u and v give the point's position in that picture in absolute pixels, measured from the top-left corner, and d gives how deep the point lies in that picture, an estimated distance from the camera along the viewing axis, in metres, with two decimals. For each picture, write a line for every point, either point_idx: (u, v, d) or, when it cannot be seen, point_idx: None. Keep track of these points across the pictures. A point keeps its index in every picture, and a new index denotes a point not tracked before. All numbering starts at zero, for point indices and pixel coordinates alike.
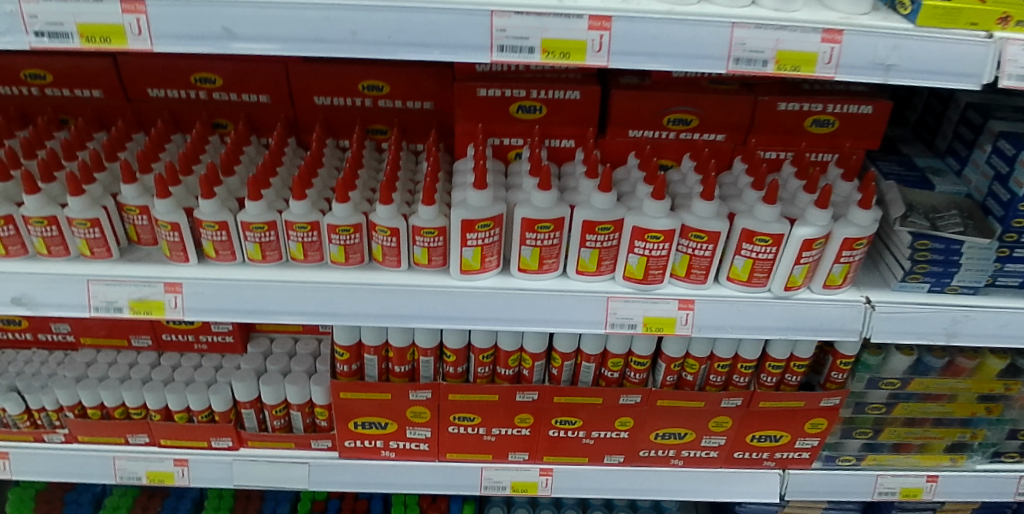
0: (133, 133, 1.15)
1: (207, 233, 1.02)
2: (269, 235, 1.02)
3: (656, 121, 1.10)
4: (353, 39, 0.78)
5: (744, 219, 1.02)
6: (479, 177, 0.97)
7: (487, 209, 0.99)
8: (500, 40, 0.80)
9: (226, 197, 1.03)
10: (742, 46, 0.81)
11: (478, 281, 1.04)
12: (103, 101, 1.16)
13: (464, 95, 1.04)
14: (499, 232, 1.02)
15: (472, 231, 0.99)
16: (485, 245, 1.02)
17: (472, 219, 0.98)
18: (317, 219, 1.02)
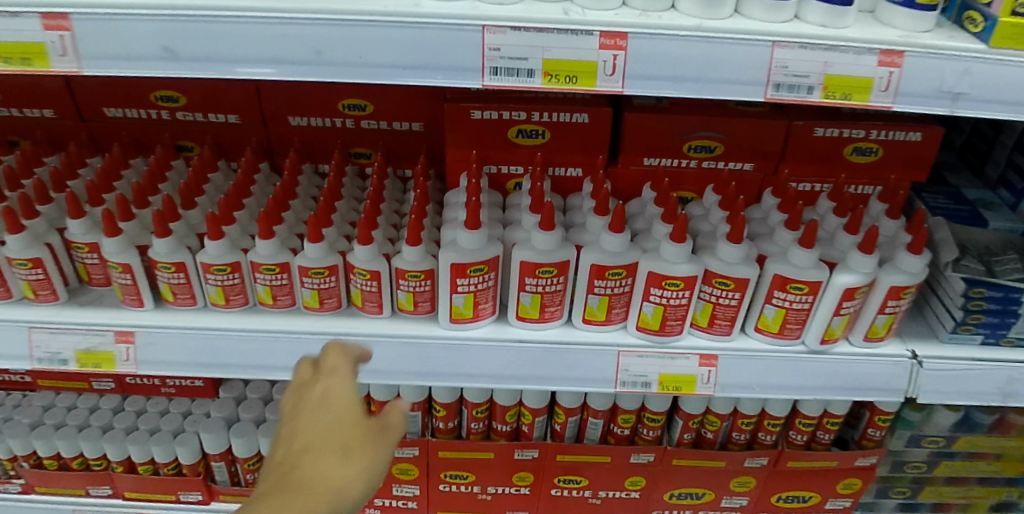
0: (88, 157, 1.03)
1: (163, 274, 0.90)
2: (233, 278, 0.90)
3: (675, 148, 0.96)
4: (317, 60, 0.66)
5: (775, 263, 0.89)
6: (472, 215, 0.84)
7: (480, 251, 0.86)
8: (493, 61, 0.67)
9: (185, 234, 0.90)
10: (784, 69, 0.68)
11: (471, 330, 0.92)
12: (55, 121, 1.04)
13: (456, 117, 0.90)
14: (495, 276, 0.89)
15: (464, 276, 0.86)
16: (478, 292, 0.89)
17: (463, 262, 0.85)
18: (287, 260, 0.89)
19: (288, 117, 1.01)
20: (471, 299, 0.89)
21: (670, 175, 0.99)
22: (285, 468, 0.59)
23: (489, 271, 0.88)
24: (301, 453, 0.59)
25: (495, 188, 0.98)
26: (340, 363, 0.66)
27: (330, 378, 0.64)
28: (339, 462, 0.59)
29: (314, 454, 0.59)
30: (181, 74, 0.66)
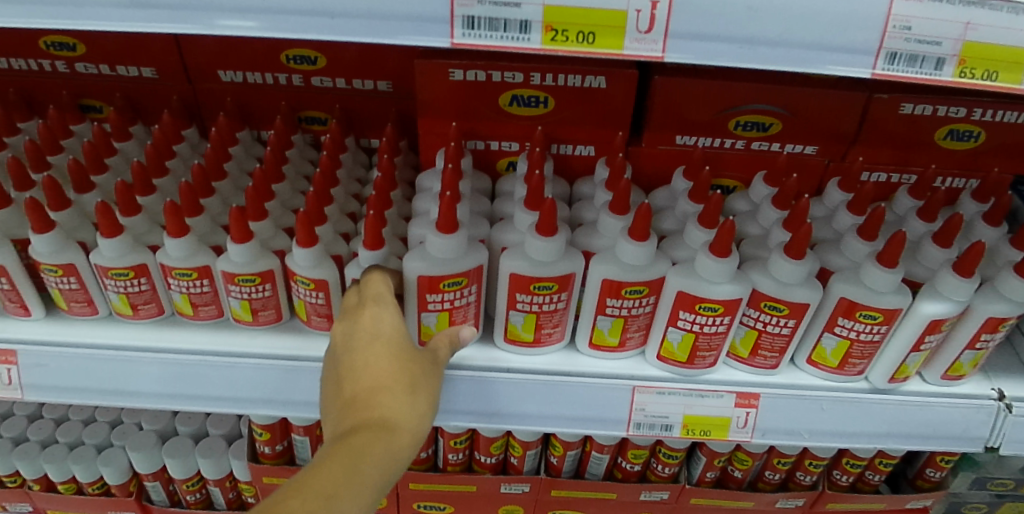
0: None
1: (49, 278, 0.69)
2: (139, 284, 0.69)
3: (718, 124, 0.75)
4: (202, 2, 0.45)
5: (842, 283, 0.68)
6: (447, 213, 0.62)
7: (458, 260, 0.64)
8: (468, 7, 0.45)
9: (76, 226, 0.69)
10: (905, 31, 0.46)
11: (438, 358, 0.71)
12: None
13: (432, 78, 0.68)
14: (476, 289, 0.67)
15: (436, 291, 0.64)
16: (455, 310, 0.66)
17: (434, 274, 0.63)
18: (206, 263, 0.68)
19: (216, 71, 0.80)
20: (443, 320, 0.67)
21: (708, 158, 0.78)
22: (358, 409, 0.50)
23: (469, 286, 0.66)
24: (373, 388, 0.51)
25: (481, 169, 0.77)
26: (376, 294, 0.58)
27: (371, 314, 0.56)
28: (424, 378, 0.54)
29: (383, 391, 0.51)
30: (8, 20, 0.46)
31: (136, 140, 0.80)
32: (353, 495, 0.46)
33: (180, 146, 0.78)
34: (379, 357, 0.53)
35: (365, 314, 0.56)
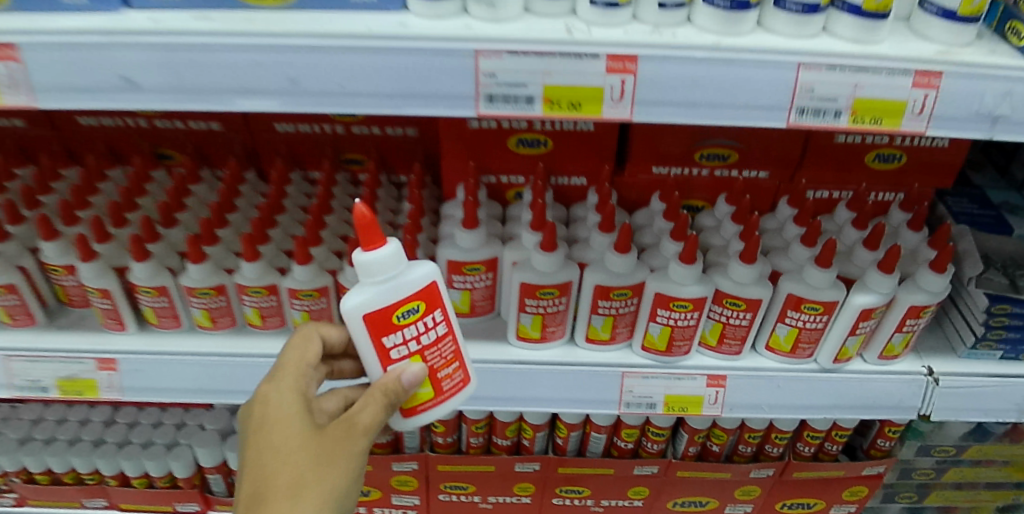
0: (62, 168, 0.96)
1: (145, 298, 0.84)
2: (219, 301, 0.85)
3: (687, 156, 0.91)
4: (294, 88, 0.60)
5: (789, 282, 0.85)
6: (371, 231, 0.62)
7: (395, 274, 0.63)
8: (488, 86, 0.61)
9: (166, 254, 0.85)
10: (810, 92, 0.62)
11: (431, 415, 0.70)
12: (27, 130, 0.97)
13: (452, 128, 0.83)
14: (436, 319, 0.66)
15: (388, 333, 0.63)
16: (424, 350, 0.66)
17: (377, 310, 0.63)
18: (274, 282, 0.83)
19: (273, 123, 0.95)
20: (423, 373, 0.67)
21: (680, 183, 0.94)
22: (248, 477, 0.59)
23: (425, 318, 0.65)
24: (277, 469, 0.57)
25: (493, 199, 0.92)
26: (295, 365, 0.65)
27: (283, 389, 0.62)
28: (340, 445, 0.59)
29: (264, 459, 0.58)
30: (146, 105, 0.60)
31: (206, 182, 0.96)
32: None
33: (244, 187, 0.95)
34: (282, 437, 0.59)
35: (276, 390, 0.62)
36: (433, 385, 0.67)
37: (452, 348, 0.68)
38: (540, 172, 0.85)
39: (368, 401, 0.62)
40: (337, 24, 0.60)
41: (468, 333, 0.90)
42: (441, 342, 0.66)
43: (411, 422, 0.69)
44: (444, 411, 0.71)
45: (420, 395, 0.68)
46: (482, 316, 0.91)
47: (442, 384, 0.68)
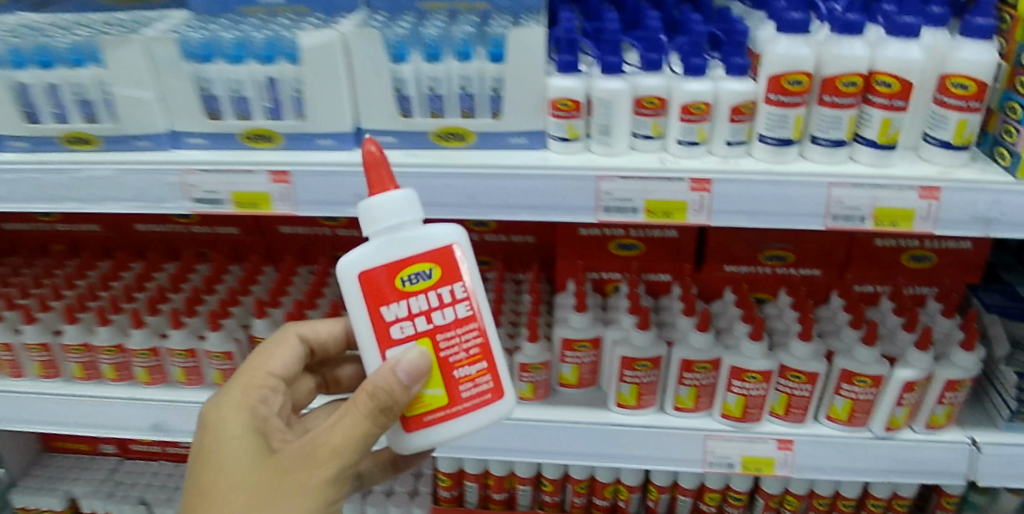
0: (264, 267, 1.16)
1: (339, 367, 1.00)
2: None
3: (752, 257, 1.13)
4: (472, 202, 0.86)
5: (842, 359, 1.03)
6: (380, 173, 0.66)
7: (403, 222, 0.67)
8: (605, 201, 0.85)
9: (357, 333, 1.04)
10: (840, 203, 0.84)
11: (443, 430, 0.70)
12: (238, 236, 1.18)
13: (567, 235, 1.08)
14: (447, 294, 0.68)
15: (393, 300, 0.67)
16: (435, 332, 0.68)
17: (376, 272, 0.67)
18: None
19: None
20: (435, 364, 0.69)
21: (748, 279, 1.15)
22: (192, 480, 0.65)
23: (436, 291, 0.68)
24: (224, 491, 0.62)
25: (597, 292, 1.15)
26: (258, 375, 0.75)
27: (234, 413, 0.69)
28: (291, 465, 0.63)
29: (210, 465, 0.65)
30: None
31: None
32: None
33: None
34: (232, 461, 0.64)
35: (224, 413, 0.69)
36: (448, 387, 0.69)
37: (474, 344, 0.69)
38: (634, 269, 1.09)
39: (350, 412, 0.64)
40: (506, 157, 0.86)
41: (576, 401, 1.10)
42: (458, 328, 0.69)
43: (428, 440, 0.70)
44: (464, 428, 0.70)
45: (432, 398, 0.69)
46: (587, 387, 1.11)
47: (458, 388, 0.69)
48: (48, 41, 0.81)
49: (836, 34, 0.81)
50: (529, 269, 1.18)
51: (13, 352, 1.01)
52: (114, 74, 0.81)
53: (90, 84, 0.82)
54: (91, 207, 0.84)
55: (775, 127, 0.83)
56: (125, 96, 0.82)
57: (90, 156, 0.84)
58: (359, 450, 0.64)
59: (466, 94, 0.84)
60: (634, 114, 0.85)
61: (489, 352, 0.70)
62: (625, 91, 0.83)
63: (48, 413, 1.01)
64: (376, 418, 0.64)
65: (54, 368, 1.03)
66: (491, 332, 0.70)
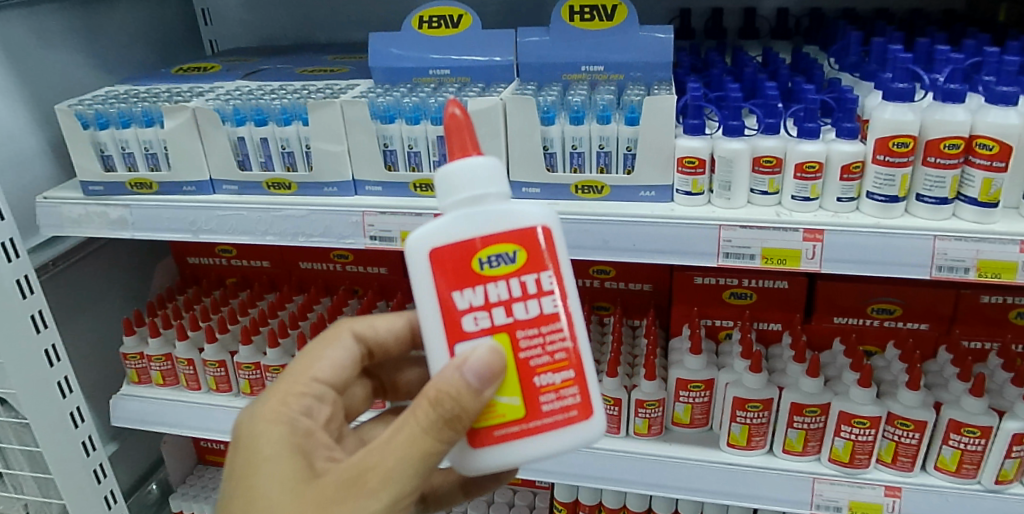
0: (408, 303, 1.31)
1: None
2: None
3: (860, 309, 1.20)
4: (605, 246, 0.98)
5: (950, 409, 1.06)
6: (464, 138, 0.62)
7: (484, 194, 0.62)
8: (725, 248, 0.95)
9: None
10: (944, 255, 0.89)
11: (515, 449, 0.64)
12: (386, 276, 1.36)
13: (684, 283, 1.21)
14: (530, 284, 0.63)
15: (469, 285, 0.62)
16: (515, 327, 0.63)
17: (448, 249, 0.62)
18: None
19: None
20: (513, 367, 0.63)
21: (856, 331, 1.22)
22: (236, 483, 0.63)
23: (520, 278, 0.63)
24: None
25: (710, 337, 1.26)
26: (303, 382, 0.71)
27: (277, 430, 0.65)
28: (339, 492, 0.59)
29: (254, 472, 0.63)
30: None
31: None
32: None
33: None
34: (276, 486, 0.61)
35: (265, 430, 0.65)
36: (525, 396, 0.63)
37: (561, 348, 0.64)
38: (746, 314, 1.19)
39: (409, 425, 0.58)
40: (636, 208, 0.98)
41: (688, 439, 1.17)
42: (542, 325, 0.63)
43: (500, 461, 0.64)
44: (542, 448, 0.64)
45: (508, 409, 0.63)
46: (699, 428, 1.18)
47: (539, 399, 0.63)
48: (264, 102, 1.00)
49: (938, 102, 0.90)
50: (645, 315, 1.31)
51: (194, 366, 1.22)
52: (315, 131, 0.99)
53: (294, 138, 1.00)
54: (285, 240, 1.01)
55: (883, 185, 0.91)
56: (320, 149, 0.99)
57: (288, 199, 1.02)
58: (415, 470, 0.58)
59: (604, 152, 0.98)
60: (752, 173, 0.96)
61: (578, 360, 0.65)
62: (745, 151, 0.94)
63: (220, 421, 1.20)
64: (439, 432, 0.58)
65: (227, 383, 1.22)
66: (582, 335, 0.65)
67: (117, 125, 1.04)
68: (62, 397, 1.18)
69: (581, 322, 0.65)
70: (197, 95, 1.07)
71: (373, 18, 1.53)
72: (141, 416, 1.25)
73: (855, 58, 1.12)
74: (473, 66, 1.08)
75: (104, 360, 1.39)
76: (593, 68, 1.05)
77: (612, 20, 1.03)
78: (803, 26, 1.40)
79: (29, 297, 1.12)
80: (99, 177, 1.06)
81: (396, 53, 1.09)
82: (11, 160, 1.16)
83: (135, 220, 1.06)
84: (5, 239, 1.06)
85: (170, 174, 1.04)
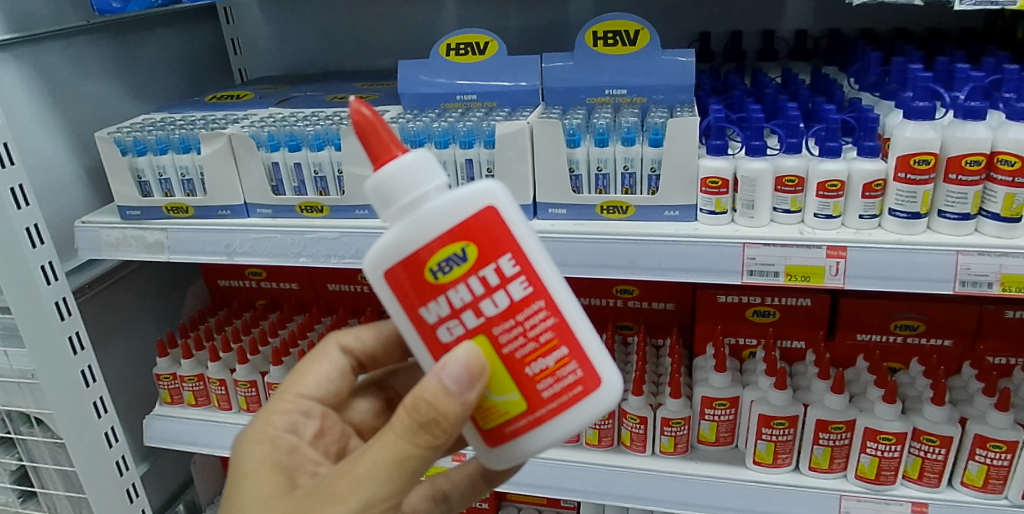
0: None
1: None
2: None
3: (883, 326, 1.21)
4: (632, 265, 0.99)
5: (975, 424, 1.05)
6: (388, 140, 0.59)
7: (420, 192, 0.59)
8: (749, 265, 0.96)
9: None
10: (967, 270, 0.91)
11: (530, 441, 0.63)
12: None
13: (707, 301, 1.23)
14: (490, 276, 0.60)
15: (430, 298, 0.60)
16: (490, 325, 0.60)
17: (402, 267, 0.59)
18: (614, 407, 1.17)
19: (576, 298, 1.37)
20: (501, 364, 0.61)
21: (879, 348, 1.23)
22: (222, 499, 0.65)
23: (478, 273, 0.60)
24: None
25: (733, 356, 1.27)
26: (287, 399, 0.73)
27: (258, 447, 0.67)
28: (312, 500, 0.59)
29: (235, 488, 0.64)
30: None
31: None
32: None
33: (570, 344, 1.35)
34: (251, 497, 0.62)
35: (248, 449, 0.67)
36: (523, 389, 0.62)
37: (544, 329, 0.61)
38: (770, 332, 1.20)
39: (386, 431, 0.58)
40: (662, 228, 1.00)
41: (714, 457, 1.18)
42: (517, 314, 0.60)
43: (521, 452, 0.64)
44: (556, 433, 0.63)
45: (509, 405, 0.62)
46: (725, 446, 1.19)
47: (537, 387, 0.62)
48: (297, 129, 1.04)
49: (960, 119, 0.91)
50: (668, 335, 1.33)
51: (226, 387, 1.27)
52: (347, 156, 1.02)
53: (327, 163, 1.03)
54: (318, 262, 1.04)
55: (905, 202, 0.92)
56: (352, 173, 1.02)
57: (321, 222, 1.05)
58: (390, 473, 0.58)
59: (629, 173, 1.01)
60: (775, 192, 0.98)
61: (567, 336, 0.62)
62: (768, 171, 0.95)
63: None
64: (414, 435, 0.57)
65: (257, 403, 1.27)
66: (564, 310, 0.62)
67: (154, 152, 1.07)
68: (96, 417, 1.21)
69: (562, 293, 0.62)
70: (232, 122, 1.11)
71: (399, 45, 1.58)
72: (175, 436, 1.29)
73: (875, 77, 1.14)
74: (500, 91, 1.11)
75: (138, 382, 1.42)
76: (617, 91, 1.08)
77: (634, 45, 1.06)
78: (822, 47, 1.42)
79: (67, 319, 1.14)
80: (137, 202, 1.09)
81: (424, 80, 1.12)
82: (52, 186, 1.20)
83: (171, 244, 1.09)
84: (44, 262, 1.09)
85: (206, 199, 1.08)
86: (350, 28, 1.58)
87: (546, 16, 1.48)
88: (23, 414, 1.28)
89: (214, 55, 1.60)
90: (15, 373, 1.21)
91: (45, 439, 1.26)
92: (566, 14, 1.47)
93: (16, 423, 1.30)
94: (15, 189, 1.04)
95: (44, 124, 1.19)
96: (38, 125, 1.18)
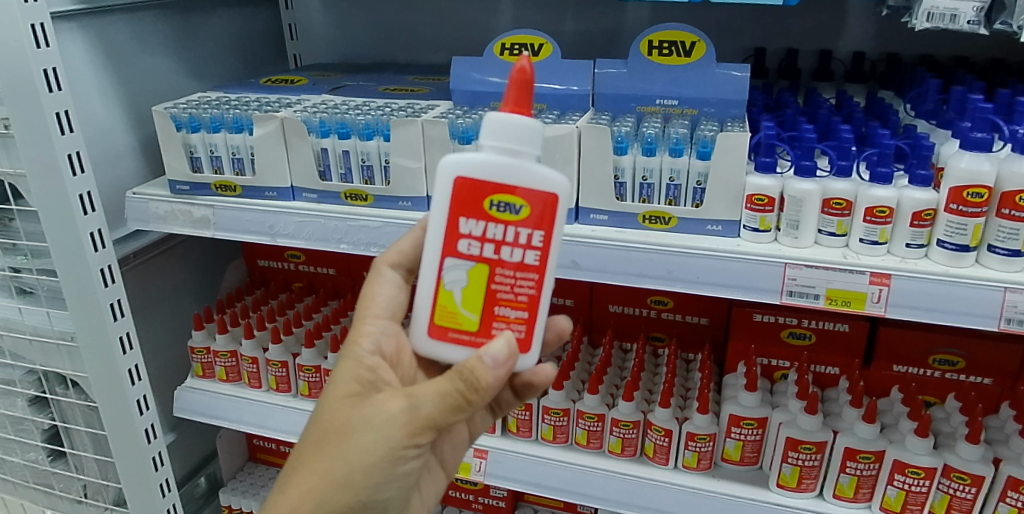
0: None
1: (551, 418, 1.21)
2: (597, 425, 1.19)
3: (921, 359, 1.19)
4: (670, 276, 0.99)
5: (1010, 466, 1.02)
6: (520, 97, 0.65)
7: (522, 151, 0.66)
8: (790, 286, 0.95)
9: (577, 381, 1.26)
10: (1014, 307, 0.88)
11: (457, 353, 0.70)
12: None
13: (744, 319, 1.22)
14: (529, 236, 0.67)
15: (473, 215, 0.67)
16: (497, 264, 0.68)
17: (471, 184, 0.66)
18: (640, 418, 1.17)
19: (609, 305, 1.37)
20: (483, 291, 0.68)
21: (915, 381, 1.21)
22: (331, 444, 0.67)
23: (518, 228, 0.67)
24: (301, 459, 0.68)
25: (765, 376, 1.26)
26: (358, 350, 0.72)
27: (343, 393, 0.69)
28: (405, 425, 0.65)
29: (344, 439, 0.66)
30: (584, 278, 1.03)
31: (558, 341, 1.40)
32: (343, 491, 0.66)
33: (585, 352, 1.36)
34: (359, 443, 0.66)
35: (341, 404, 0.68)
36: (482, 316, 0.69)
37: (526, 292, 0.69)
38: (805, 355, 1.19)
39: (443, 383, 0.64)
40: (702, 242, 0.99)
41: (736, 476, 1.17)
42: (519, 270, 0.68)
43: (447, 355, 0.70)
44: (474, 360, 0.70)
45: (465, 320, 0.69)
46: (748, 466, 1.17)
47: (492, 324, 0.69)
48: (348, 117, 1.05)
49: (1016, 154, 0.88)
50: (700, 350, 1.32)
51: (258, 365, 1.28)
52: (395, 147, 1.03)
53: (374, 153, 1.04)
54: (358, 250, 1.05)
55: (954, 234, 0.90)
56: (398, 165, 1.03)
57: (364, 210, 1.06)
58: (437, 424, 0.65)
59: (674, 185, 1.01)
60: (821, 214, 0.96)
61: (536, 305, 0.69)
62: (816, 192, 0.94)
63: (279, 420, 1.26)
64: (455, 383, 0.63)
65: (287, 384, 1.28)
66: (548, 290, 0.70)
67: (208, 129, 1.10)
68: (131, 384, 1.23)
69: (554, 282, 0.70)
70: (286, 106, 1.13)
71: (452, 41, 1.59)
72: (204, 409, 1.32)
73: (933, 105, 1.12)
74: (550, 93, 1.12)
75: (172, 353, 1.45)
76: (668, 101, 1.08)
77: (690, 57, 1.05)
78: (879, 71, 1.40)
79: (110, 286, 1.16)
80: (186, 178, 1.12)
81: (476, 77, 1.13)
82: (106, 156, 1.23)
83: (217, 220, 1.11)
84: (94, 230, 1.12)
85: (255, 179, 1.10)
86: (405, 21, 1.60)
87: (601, 21, 1.48)
88: (61, 376, 1.32)
89: (271, 40, 1.63)
90: (57, 334, 1.24)
91: (80, 401, 1.30)
92: (621, 21, 1.47)
93: (53, 383, 1.34)
94: (72, 155, 1.06)
95: (104, 95, 1.22)
96: (98, 95, 1.21)
